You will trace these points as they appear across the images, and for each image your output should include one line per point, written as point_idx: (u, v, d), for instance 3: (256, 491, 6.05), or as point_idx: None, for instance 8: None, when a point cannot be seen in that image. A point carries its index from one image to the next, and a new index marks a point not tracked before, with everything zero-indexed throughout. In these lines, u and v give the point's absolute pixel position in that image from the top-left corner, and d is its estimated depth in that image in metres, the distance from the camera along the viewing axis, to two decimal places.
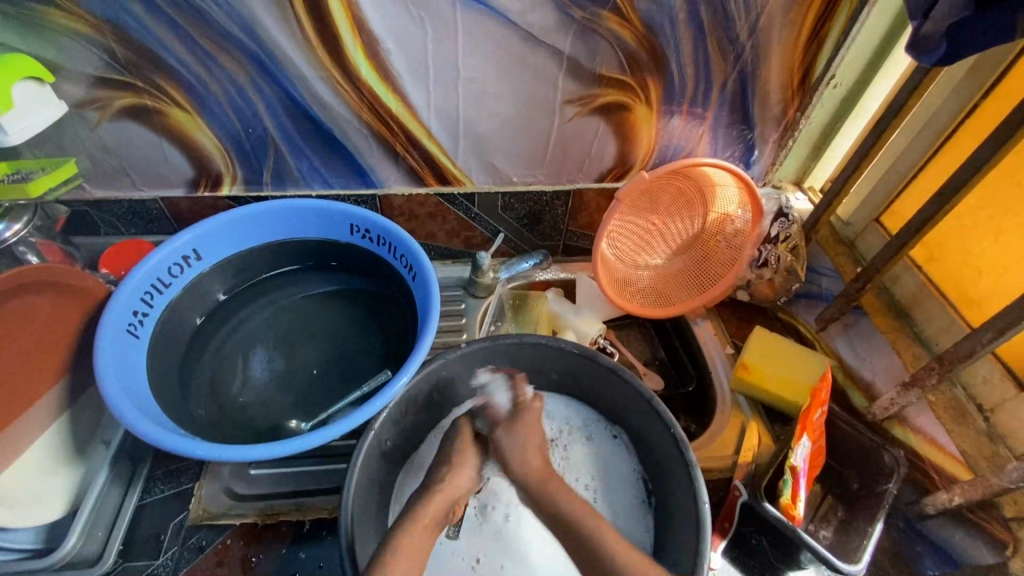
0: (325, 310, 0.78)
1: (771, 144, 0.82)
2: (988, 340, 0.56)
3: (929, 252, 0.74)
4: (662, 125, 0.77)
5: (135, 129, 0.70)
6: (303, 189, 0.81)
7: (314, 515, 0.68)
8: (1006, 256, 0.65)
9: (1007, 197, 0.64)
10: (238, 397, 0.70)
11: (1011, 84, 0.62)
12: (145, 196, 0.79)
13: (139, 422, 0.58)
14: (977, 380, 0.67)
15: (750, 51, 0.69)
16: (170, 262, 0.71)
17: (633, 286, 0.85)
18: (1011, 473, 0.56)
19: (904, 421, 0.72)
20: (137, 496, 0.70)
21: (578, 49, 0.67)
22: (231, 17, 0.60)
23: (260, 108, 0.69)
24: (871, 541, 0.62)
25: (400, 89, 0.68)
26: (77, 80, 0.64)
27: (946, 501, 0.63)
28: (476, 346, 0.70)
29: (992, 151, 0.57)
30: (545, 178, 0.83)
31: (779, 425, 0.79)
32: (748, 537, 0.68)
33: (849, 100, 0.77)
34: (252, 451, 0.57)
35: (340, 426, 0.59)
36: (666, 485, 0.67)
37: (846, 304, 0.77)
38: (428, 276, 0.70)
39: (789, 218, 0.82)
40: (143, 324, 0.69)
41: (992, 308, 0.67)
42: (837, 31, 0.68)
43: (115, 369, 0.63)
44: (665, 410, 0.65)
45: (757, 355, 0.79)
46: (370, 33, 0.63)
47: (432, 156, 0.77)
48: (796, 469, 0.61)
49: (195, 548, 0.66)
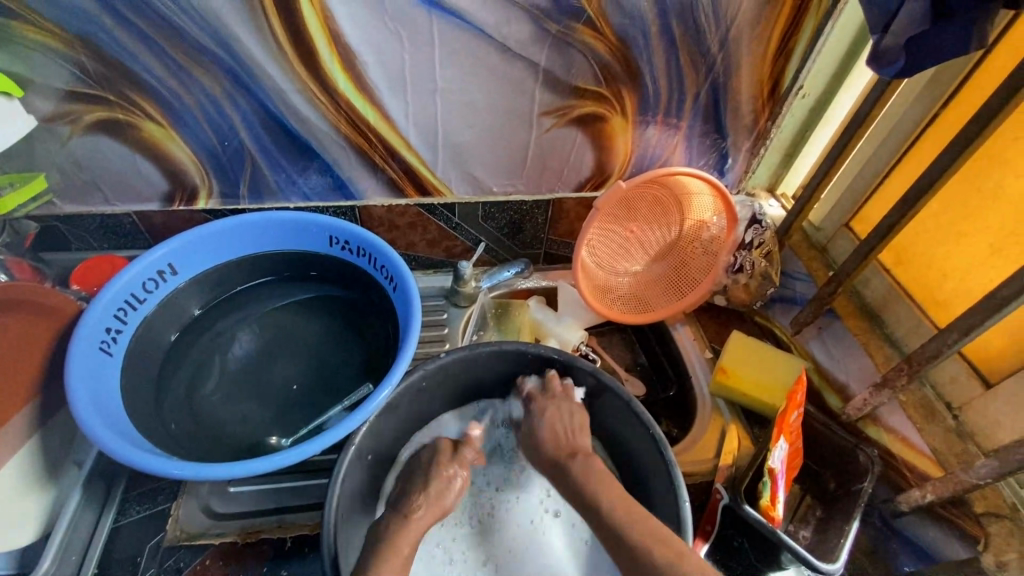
0: (305, 320, 0.77)
1: (744, 153, 0.84)
2: (954, 340, 0.59)
3: (897, 256, 0.76)
4: (638, 135, 0.78)
5: (107, 143, 0.69)
6: (281, 202, 0.80)
7: (296, 532, 0.68)
8: (968, 260, 0.67)
9: (969, 201, 0.66)
10: (216, 414, 0.69)
11: (968, 94, 0.64)
12: (118, 210, 0.77)
13: (113, 442, 0.57)
14: (945, 379, 0.70)
15: (721, 63, 0.70)
16: (143, 278, 0.70)
17: (614, 292, 0.86)
18: (979, 470, 0.59)
19: (877, 420, 0.74)
20: (111, 518, 0.68)
21: (554, 62, 0.68)
22: (205, 31, 0.60)
23: (236, 121, 0.69)
24: (848, 540, 0.63)
25: (378, 103, 0.69)
26: (46, 93, 0.63)
27: (919, 498, 0.66)
28: (456, 356, 0.70)
29: (953, 158, 0.59)
30: (524, 188, 0.84)
31: (758, 427, 0.80)
32: (731, 539, 0.69)
33: (817, 110, 0.79)
34: (230, 469, 0.57)
35: (319, 441, 0.58)
36: (646, 490, 0.67)
37: (820, 307, 0.79)
38: (408, 286, 0.70)
39: (763, 224, 0.84)
40: (117, 340, 0.68)
41: (956, 309, 0.69)
42: (804, 43, 0.70)
43: (87, 388, 0.61)
44: (644, 412, 0.66)
45: (734, 360, 0.81)
46: (347, 46, 0.63)
47: (412, 167, 0.78)
48: (774, 470, 0.62)
49: (172, 570, 0.65)
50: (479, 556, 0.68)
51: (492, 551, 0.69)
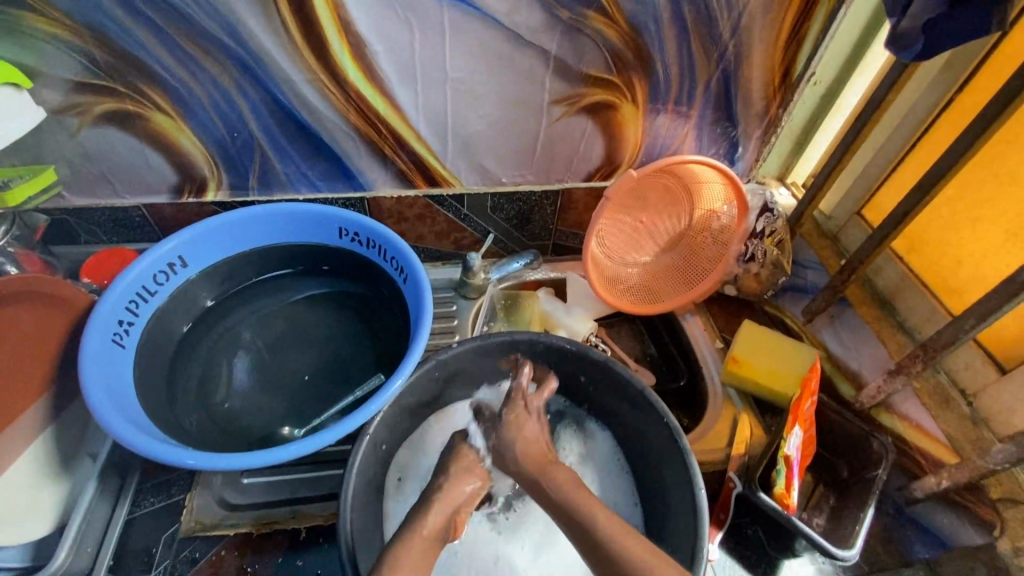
0: (316, 312, 0.77)
1: (754, 141, 0.84)
2: (970, 327, 0.58)
3: (910, 244, 0.76)
4: (648, 123, 0.78)
5: (117, 134, 0.69)
6: (290, 194, 0.80)
7: (309, 523, 0.68)
8: (983, 246, 0.67)
9: (984, 187, 0.66)
10: (228, 406, 0.69)
11: (983, 79, 0.64)
12: (128, 203, 0.77)
13: (129, 433, 0.57)
14: (960, 366, 0.69)
15: (733, 49, 0.70)
16: (154, 270, 0.69)
17: (623, 283, 0.85)
18: (996, 455, 0.58)
19: (891, 408, 0.74)
20: (126, 509, 0.68)
21: (565, 50, 0.67)
22: (214, 20, 0.59)
23: (245, 111, 0.68)
24: (863, 526, 0.63)
25: (388, 92, 0.68)
26: (55, 85, 0.63)
27: (934, 484, 0.66)
28: (469, 345, 0.69)
29: (970, 142, 0.59)
30: (534, 178, 0.83)
31: (770, 417, 0.80)
32: (744, 527, 0.71)
33: (829, 97, 0.79)
34: (245, 459, 0.56)
35: (335, 431, 0.58)
36: (659, 476, 0.67)
37: (832, 295, 0.79)
38: (420, 276, 0.70)
39: (774, 213, 0.83)
40: (129, 332, 0.68)
41: (970, 296, 0.69)
42: (817, 29, 0.69)
43: (100, 378, 0.61)
44: (657, 400, 0.66)
45: (746, 349, 0.81)
46: (357, 34, 0.62)
47: (421, 158, 0.77)
48: (789, 458, 0.62)
49: (188, 560, 0.65)
50: (491, 552, 0.68)
51: (505, 548, 0.68)
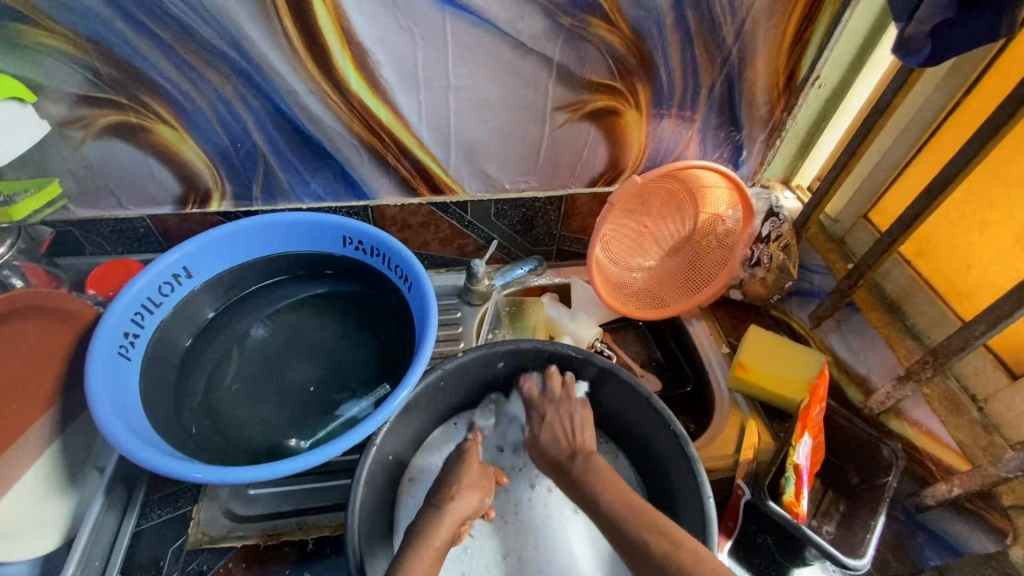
0: (321, 323, 0.77)
1: (759, 144, 0.83)
2: (981, 332, 0.58)
3: (917, 247, 0.75)
4: (653, 128, 0.77)
5: (120, 146, 0.69)
6: (293, 203, 0.80)
7: (317, 534, 0.68)
8: (993, 249, 0.66)
9: (993, 189, 0.65)
10: (233, 417, 0.69)
11: (992, 81, 0.64)
12: (132, 215, 0.77)
13: (134, 446, 0.57)
14: (969, 371, 0.69)
15: (737, 53, 0.69)
16: (159, 281, 0.69)
17: (628, 288, 0.85)
18: (1008, 463, 0.58)
19: (900, 414, 0.74)
20: (133, 522, 0.69)
21: (568, 57, 0.67)
22: (217, 31, 0.59)
23: (248, 122, 0.68)
24: (875, 534, 0.62)
25: (390, 101, 0.68)
26: (58, 98, 0.63)
27: (946, 491, 0.66)
28: (475, 354, 0.69)
29: (980, 146, 0.58)
30: (537, 184, 0.83)
31: (777, 423, 0.79)
32: (754, 535, 0.68)
33: (833, 99, 0.78)
34: (251, 472, 0.56)
35: (341, 445, 0.58)
36: (668, 486, 0.67)
37: (840, 300, 0.78)
38: (422, 285, 0.70)
39: (780, 217, 0.82)
40: (134, 345, 0.68)
41: (981, 300, 0.69)
42: (821, 33, 0.69)
43: (107, 392, 0.61)
44: (664, 407, 0.65)
45: (753, 355, 0.80)
46: (359, 44, 0.62)
47: (425, 166, 0.77)
48: (799, 466, 0.62)
49: (195, 572, 0.66)
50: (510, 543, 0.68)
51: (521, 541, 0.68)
